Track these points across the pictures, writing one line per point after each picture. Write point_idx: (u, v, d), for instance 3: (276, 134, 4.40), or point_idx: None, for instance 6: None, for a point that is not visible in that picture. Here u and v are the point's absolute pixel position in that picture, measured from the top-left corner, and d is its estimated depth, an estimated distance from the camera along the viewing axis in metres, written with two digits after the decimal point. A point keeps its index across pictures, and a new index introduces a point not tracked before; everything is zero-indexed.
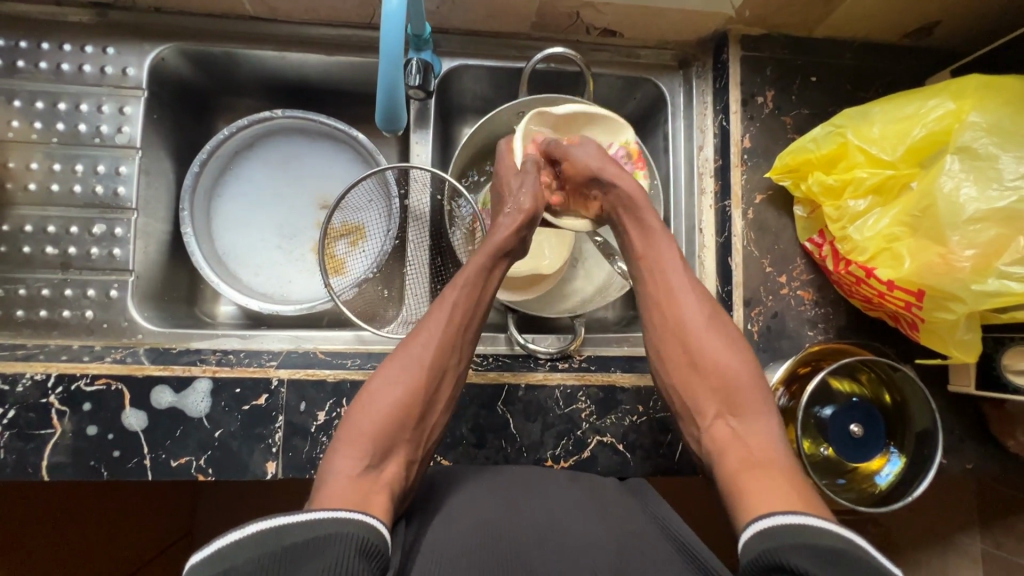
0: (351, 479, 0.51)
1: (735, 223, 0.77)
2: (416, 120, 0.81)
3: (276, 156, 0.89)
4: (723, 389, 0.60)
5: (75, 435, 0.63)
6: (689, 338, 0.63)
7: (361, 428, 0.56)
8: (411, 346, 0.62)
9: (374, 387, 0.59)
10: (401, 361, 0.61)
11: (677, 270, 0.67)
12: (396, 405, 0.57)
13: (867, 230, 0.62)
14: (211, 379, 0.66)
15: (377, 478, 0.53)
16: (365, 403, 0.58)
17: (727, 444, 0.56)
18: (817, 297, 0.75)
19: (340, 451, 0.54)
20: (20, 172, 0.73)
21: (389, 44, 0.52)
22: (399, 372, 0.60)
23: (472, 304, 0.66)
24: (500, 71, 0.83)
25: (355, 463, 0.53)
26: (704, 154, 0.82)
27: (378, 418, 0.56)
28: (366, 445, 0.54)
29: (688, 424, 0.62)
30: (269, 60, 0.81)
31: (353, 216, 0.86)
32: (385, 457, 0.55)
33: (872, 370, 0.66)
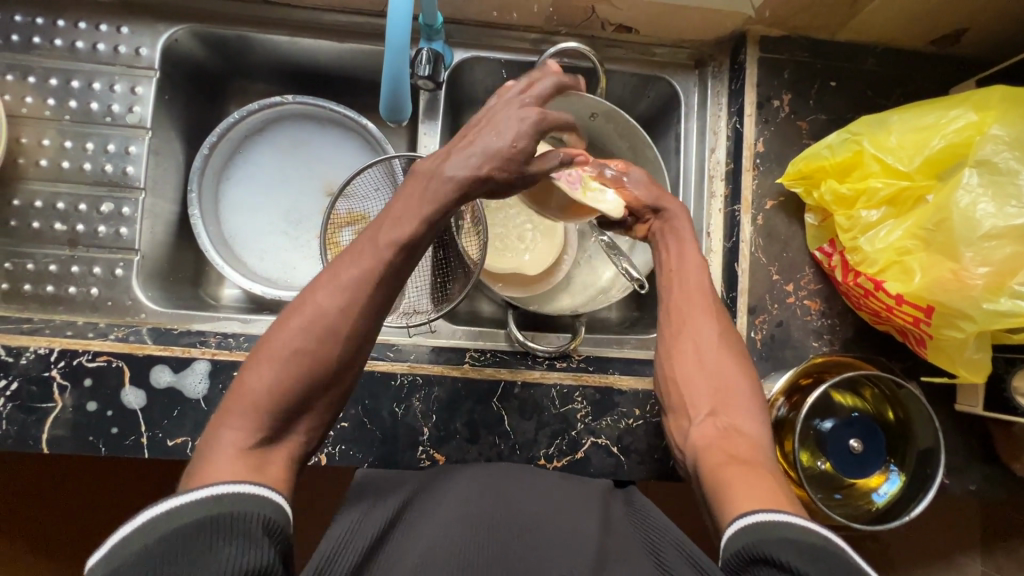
0: (239, 452, 0.46)
1: (744, 228, 0.75)
2: (425, 111, 0.80)
3: (285, 141, 0.89)
4: (717, 394, 0.60)
5: (76, 410, 0.64)
6: (695, 339, 0.64)
7: (250, 394, 0.49)
8: (316, 300, 0.53)
9: (267, 353, 0.51)
10: (305, 319, 0.52)
11: (695, 274, 0.68)
12: (293, 368, 0.50)
13: (878, 241, 0.61)
14: (210, 361, 0.66)
15: (269, 448, 0.48)
16: (257, 364, 0.50)
17: (712, 443, 0.56)
18: (823, 307, 0.74)
19: (225, 420, 0.48)
20: (32, 148, 0.73)
21: (394, 35, 0.50)
22: (301, 329, 0.52)
23: (403, 263, 0.57)
24: (512, 65, 0.82)
25: (247, 432, 0.47)
26: (716, 157, 0.81)
27: (271, 384, 0.49)
28: (263, 411, 0.48)
29: (677, 419, 0.62)
30: (281, 45, 0.81)
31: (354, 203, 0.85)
32: (287, 426, 0.50)
33: (875, 386, 0.65)
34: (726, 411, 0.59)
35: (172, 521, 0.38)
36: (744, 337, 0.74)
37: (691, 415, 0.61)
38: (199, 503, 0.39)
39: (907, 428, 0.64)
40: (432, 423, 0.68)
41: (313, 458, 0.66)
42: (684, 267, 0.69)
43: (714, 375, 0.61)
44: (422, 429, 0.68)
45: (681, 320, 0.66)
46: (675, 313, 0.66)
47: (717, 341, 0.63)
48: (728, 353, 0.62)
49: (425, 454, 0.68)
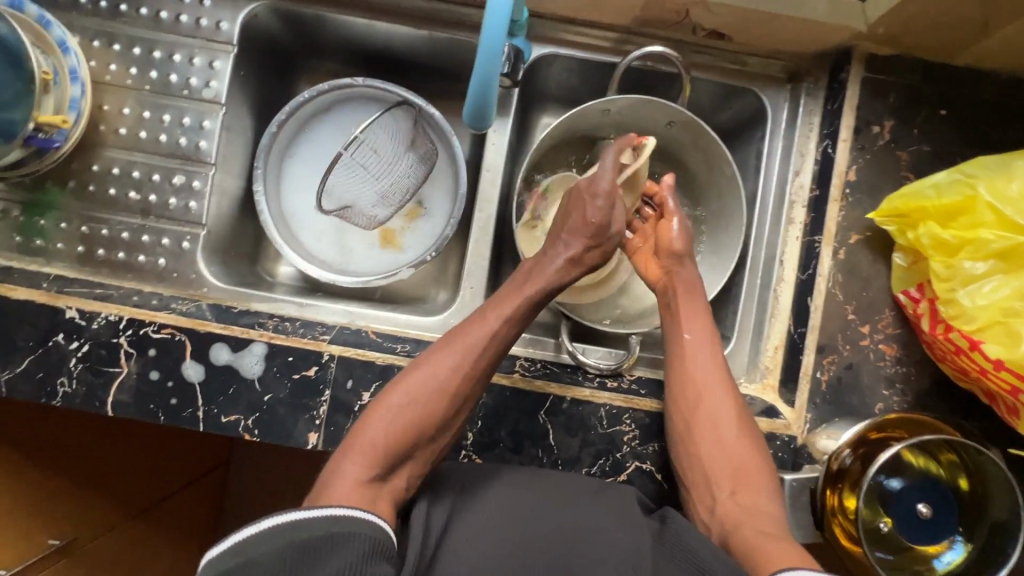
0: (357, 486, 0.52)
1: (823, 261, 0.70)
2: (496, 107, 0.78)
3: (350, 124, 0.88)
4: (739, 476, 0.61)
5: (139, 377, 0.66)
6: (712, 415, 0.64)
7: (373, 438, 0.56)
8: (433, 364, 0.61)
9: (387, 407, 0.58)
10: (421, 380, 0.60)
11: (709, 353, 0.67)
12: (414, 423, 0.57)
13: (980, 297, 0.56)
14: (267, 344, 0.68)
15: (381, 488, 0.54)
16: (382, 412, 0.58)
17: (740, 521, 0.56)
18: (900, 354, 0.69)
19: (348, 457, 0.55)
20: (113, 115, 0.75)
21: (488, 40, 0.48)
22: (422, 389, 0.59)
23: (508, 334, 0.65)
24: (591, 64, 0.78)
25: (363, 471, 0.53)
26: (799, 181, 0.75)
27: (393, 432, 0.56)
28: (376, 455, 0.55)
29: (698, 496, 0.62)
30: (358, 27, 0.80)
31: (366, 164, 0.84)
32: (392, 472, 0.56)
33: (957, 453, 0.60)
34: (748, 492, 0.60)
35: (275, 536, 0.43)
36: (809, 377, 0.70)
37: (713, 495, 0.61)
38: (304, 523, 0.44)
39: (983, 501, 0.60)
40: (476, 429, 0.68)
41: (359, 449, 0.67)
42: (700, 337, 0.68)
43: (737, 455, 0.62)
44: (466, 433, 0.68)
45: (697, 395, 0.65)
46: (690, 386, 0.66)
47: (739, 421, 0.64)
48: (749, 435, 0.63)
49: (467, 458, 0.68)
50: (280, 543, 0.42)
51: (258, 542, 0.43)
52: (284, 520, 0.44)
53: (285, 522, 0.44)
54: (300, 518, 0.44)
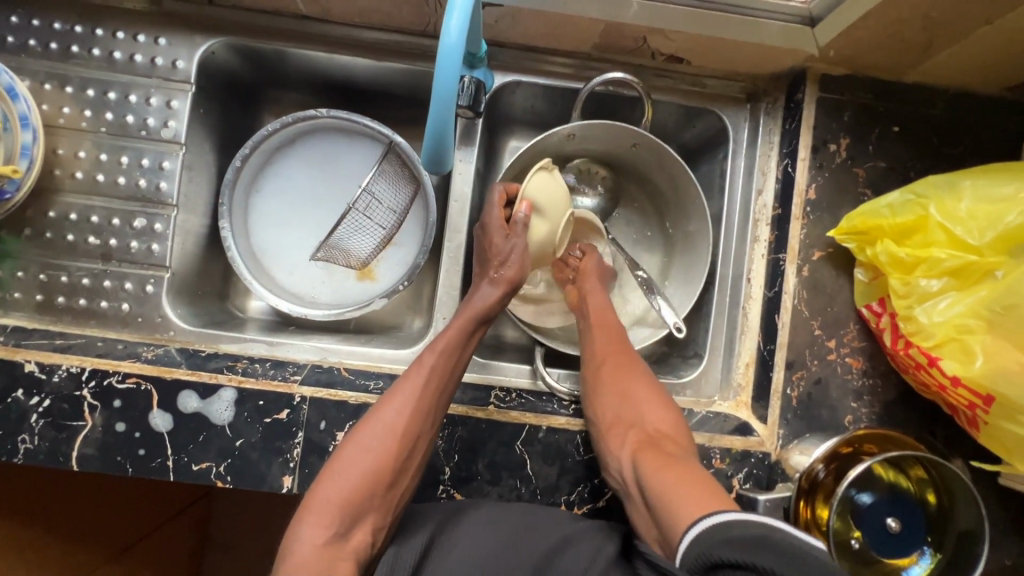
0: (316, 551, 0.52)
1: (788, 278, 0.72)
2: (462, 136, 0.78)
3: (317, 154, 0.88)
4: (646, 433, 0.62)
5: (105, 429, 0.65)
6: (622, 378, 0.68)
7: (328, 497, 0.56)
8: (385, 412, 0.61)
9: (339, 464, 0.58)
10: (371, 430, 0.60)
11: (617, 327, 0.73)
12: (368, 473, 0.57)
13: (936, 314, 0.57)
14: (236, 388, 0.66)
15: (342, 546, 0.54)
16: (335, 470, 0.57)
17: (652, 466, 0.57)
18: (866, 366, 0.71)
19: (305, 520, 0.54)
20: (68, 159, 0.73)
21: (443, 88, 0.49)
22: (372, 438, 0.59)
23: (449, 365, 0.65)
24: (555, 90, 0.78)
25: (320, 533, 0.53)
26: (762, 199, 0.77)
27: (347, 487, 0.56)
28: (334, 513, 0.55)
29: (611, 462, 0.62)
30: (319, 60, 0.79)
31: (371, 213, 0.84)
32: (353, 527, 0.55)
33: (926, 468, 0.61)
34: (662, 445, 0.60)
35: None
36: (780, 393, 0.71)
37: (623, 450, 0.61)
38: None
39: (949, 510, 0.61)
40: (453, 463, 0.68)
41: None
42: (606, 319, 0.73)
43: (646, 414, 0.64)
44: (443, 468, 0.68)
45: (612, 361, 0.69)
46: (603, 356, 0.70)
47: (649, 384, 0.68)
48: (656, 397, 0.66)
49: (445, 492, 0.68)
50: None
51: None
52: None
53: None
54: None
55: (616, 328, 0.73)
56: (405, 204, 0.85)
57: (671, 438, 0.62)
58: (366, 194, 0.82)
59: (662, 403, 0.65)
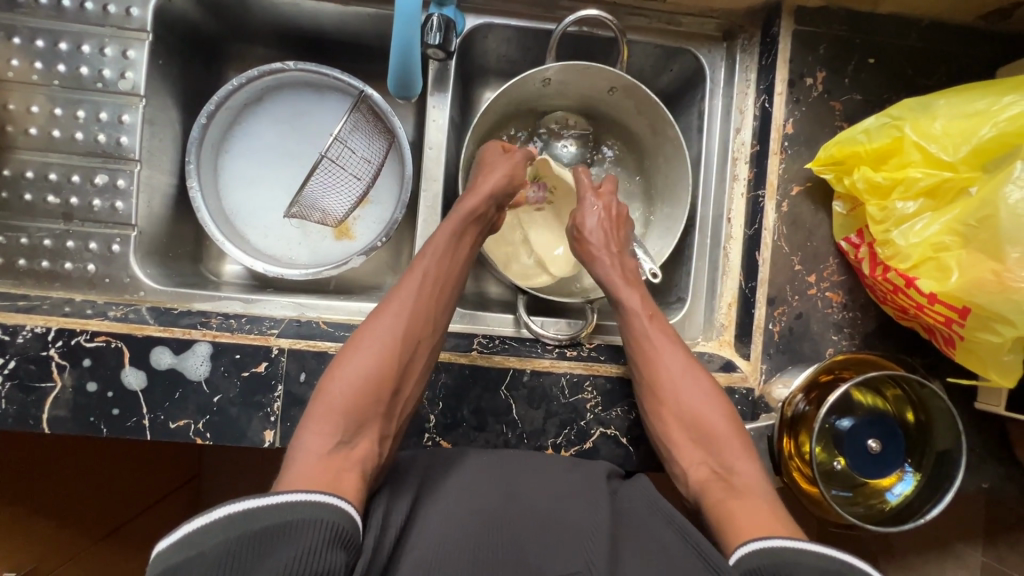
0: (323, 457, 0.50)
1: (767, 215, 0.71)
2: (434, 82, 0.75)
3: (286, 111, 0.85)
4: (703, 436, 0.61)
5: (76, 390, 0.63)
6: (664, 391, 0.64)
7: (331, 404, 0.55)
8: (382, 318, 0.62)
9: (341, 373, 0.57)
10: (373, 333, 0.61)
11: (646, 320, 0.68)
12: (370, 380, 0.57)
13: (912, 235, 0.57)
14: (211, 343, 0.65)
15: (349, 454, 0.52)
16: (336, 378, 0.57)
17: (713, 487, 0.57)
18: (846, 299, 0.71)
19: (309, 428, 0.53)
20: (21, 115, 0.70)
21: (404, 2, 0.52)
22: (372, 342, 0.60)
23: (442, 269, 0.67)
24: (528, 32, 0.76)
25: (325, 441, 0.52)
26: (741, 138, 0.76)
27: (350, 392, 0.56)
28: (338, 419, 0.54)
29: (670, 465, 0.63)
30: (282, 7, 0.76)
31: (344, 163, 0.81)
32: (359, 434, 0.54)
33: (900, 387, 0.63)
34: (719, 454, 0.60)
35: (218, 531, 0.39)
36: (762, 329, 0.71)
37: (682, 464, 0.61)
38: (254, 511, 0.41)
39: (922, 421, 0.63)
40: (438, 410, 0.67)
41: None
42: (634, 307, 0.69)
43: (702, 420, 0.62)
44: (428, 416, 0.67)
45: (651, 352, 0.66)
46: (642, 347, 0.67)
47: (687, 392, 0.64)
48: (705, 389, 0.64)
49: (431, 440, 0.67)
50: (221, 536, 0.39)
51: (197, 538, 0.39)
52: (234, 511, 0.40)
53: (238, 512, 0.40)
54: (253, 506, 0.41)
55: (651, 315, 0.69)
56: (380, 158, 0.83)
57: (727, 437, 0.61)
58: (339, 144, 0.79)
59: (713, 401, 0.63)
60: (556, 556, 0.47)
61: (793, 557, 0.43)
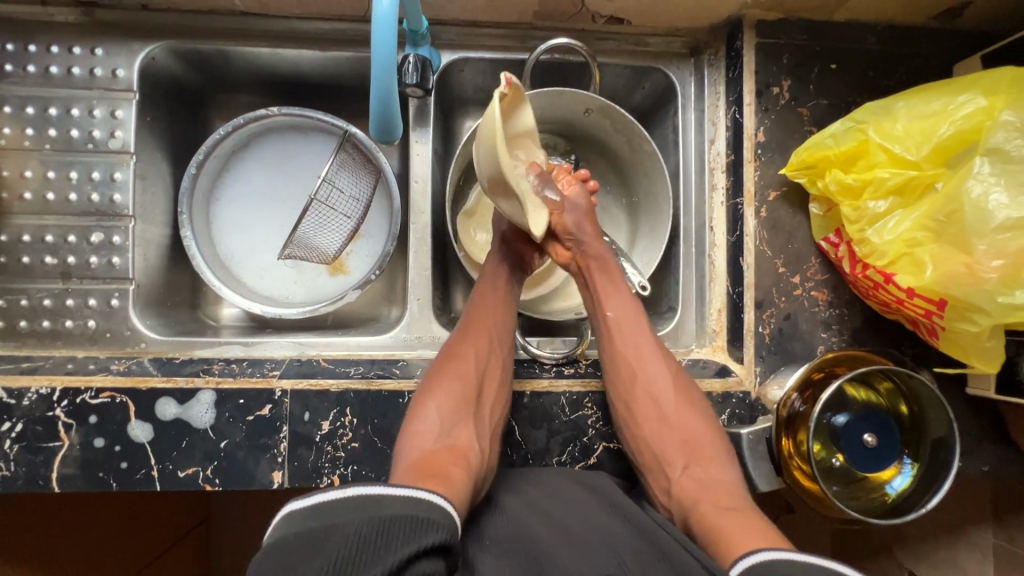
0: (429, 452, 0.56)
1: (747, 221, 0.74)
2: (415, 118, 0.77)
3: (273, 155, 0.87)
4: (684, 440, 0.64)
5: (83, 447, 0.64)
6: (653, 391, 0.66)
7: (427, 408, 0.61)
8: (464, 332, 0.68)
9: (435, 382, 0.64)
10: (457, 344, 0.67)
11: (633, 326, 0.69)
12: (459, 388, 0.63)
13: (886, 233, 0.59)
14: (215, 390, 0.66)
15: (453, 447, 0.58)
16: (430, 386, 0.64)
17: (697, 496, 0.60)
18: (831, 297, 0.73)
19: (412, 426, 0.60)
20: (15, 180, 0.72)
21: (381, 32, 0.49)
22: (458, 353, 0.66)
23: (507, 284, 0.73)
24: (502, 63, 0.79)
25: (429, 437, 0.58)
26: (716, 148, 0.79)
27: (444, 397, 0.62)
28: (438, 420, 0.60)
29: (653, 478, 0.65)
30: (263, 57, 0.79)
31: (332, 202, 0.83)
32: (458, 431, 0.60)
33: (891, 379, 0.64)
34: (700, 463, 0.62)
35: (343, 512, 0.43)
36: (752, 333, 0.73)
37: (666, 470, 0.64)
38: (382, 497, 0.44)
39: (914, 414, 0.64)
40: None
41: (326, 482, 0.66)
42: (621, 312, 0.69)
43: (686, 429, 0.65)
44: None
45: (633, 365, 0.67)
46: (625, 366, 0.68)
47: (674, 393, 0.66)
48: (694, 398, 0.67)
49: None
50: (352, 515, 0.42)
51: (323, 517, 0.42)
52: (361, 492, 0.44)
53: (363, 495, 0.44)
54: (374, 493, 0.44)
55: (640, 319, 0.69)
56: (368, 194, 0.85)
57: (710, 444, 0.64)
58: (327, 184, 0.81)
59: (699, 410, 0.66)
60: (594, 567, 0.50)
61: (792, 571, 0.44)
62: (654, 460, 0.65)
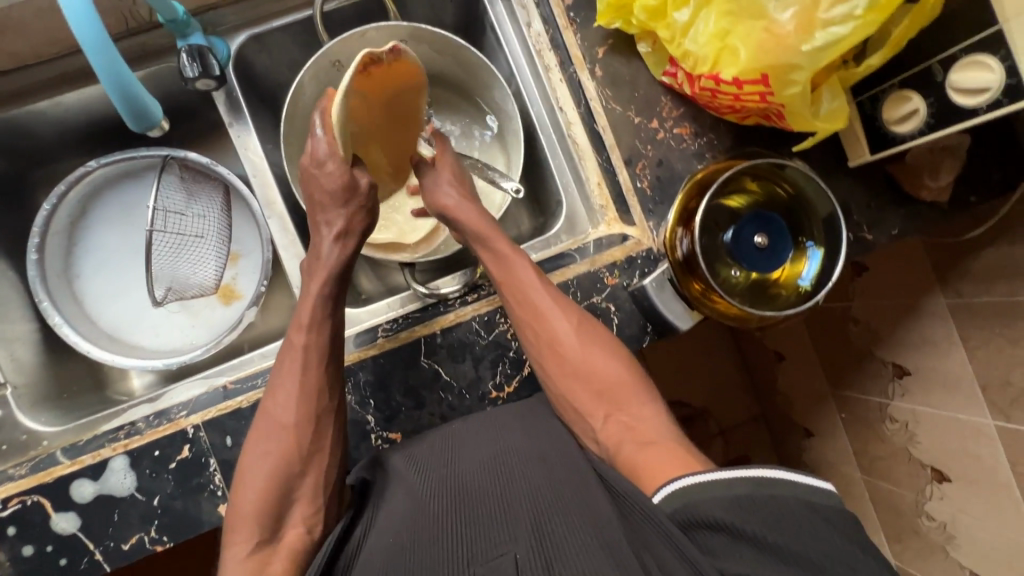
0: (241, 565, 0.55)
1: (586, 86, 0.72)
2: (229, 111, 0.74)
3: (117, 211, 0.83)
4: (599, 385, 0.64)
5: (14, 560, 0.60)
6: (558, 344, 0.65)
7: (243, 509, 0.58)
8: (274, 404, 0.62)
9: (251, 473, 0.60)
10: (268, 431, 0.61)
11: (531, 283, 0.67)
12: (272, 478, 0.59)
13: (700, 36, 0.58)
14: (126, 453, 0.63)
15: (272, 551, 0.57)
16: (245, 480, 0.59)
17: (621, 438, 0.60)
18: (695, 128, 0.72)
19: (228, 539, 0.57)
20: None
21: (82, 31, 0.52)
22: (269, 442, 0.61)
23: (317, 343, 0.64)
24: (293, 26, 0.75)
25: (244, 547, 0.56)
26: (534, 30, 0.77)
27: (258, 494, 0.58)
28: (251, 526, 0.57)
29: (580, 431, 0.64)
30: (49, 112, 0.74)
31: (190, 234, 0.81)
32: (277, 528, 0.58)
33: (754, 174, 0.64)
34: (619, 405, 0.63)
35: None
36: (633, 191, 0.72)
37: (588, 417, 0.64)
38: None
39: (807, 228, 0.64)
40: (372, 407, 0.66)
41: None
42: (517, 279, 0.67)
43: (596, 375, 0.64)
44: (366, 417, 0.66)
45: (538, 324, 0.65)
46: (530, 326, 0.65)
47: (579, 337, 0.65)
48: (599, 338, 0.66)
49: (381, 438, 0.66)
50: None
51: None
52: None
53: None
54: None
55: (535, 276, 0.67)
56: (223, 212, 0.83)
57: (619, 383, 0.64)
58: (160, 213, 0.78)
59: (606, 350, 0.65)
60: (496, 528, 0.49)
61: (706, 492, 0.45)
62: (576, 411, 0.64)
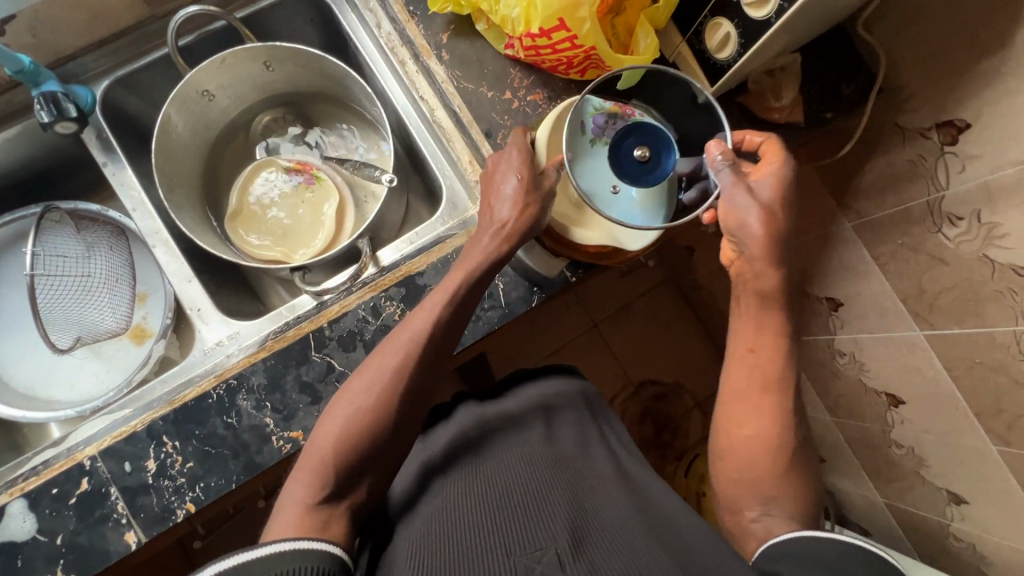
0: (303, 511, 0.49)
1: (436, 71, 0.75)
2: (101, 151, 0.77)
3: (16, 272, 0.85)
4: (753, 469, 0.56)
5: None
6: (745, 391, 0.58)
7: (317, 453, 0.53)
8: (377, 362, 0.58)
9: (340, 409, 0.56)
10: (362, 384, 0.57)
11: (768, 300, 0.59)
12: (342, 441, 0.54)
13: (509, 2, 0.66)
14: (23, 497, 0.62)
15: (332, 511, 0.51)
16: (323, 425, 0.56)
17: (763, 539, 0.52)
18: (548, 93, 0.74)
19: (295, 478, 0.52)
20: None
21: None
22: (363, 393, 0.56)
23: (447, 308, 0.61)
24: (154, 67, 0.79)
25: (310, 492, 0.51)
26: (384, 31, 0.81)
27: (333, 448, 0.53)
28: (327, 471, 0.52)
29: (726, 508, 0.57)
30: None
31: (90, 280, 0.82)
32: (347, 485, 0.53)
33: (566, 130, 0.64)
34: (776, 504, 0.54)
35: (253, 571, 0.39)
36: None
37: (738, 507, 0.56)
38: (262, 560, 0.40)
39: (762, 186, 0.59)
40: (270, 409, 0.66)
41: (179, 512, 0.63)
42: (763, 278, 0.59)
43: (749, 456, 0.56)
44: (265, 420, 0.66)
45: (771, 341, 0.58)
46: (751, 350, 0.59)
47: (757, 390, 0.57)
48: (758, 406, 0.57)
49: (283, 439, 0.66)
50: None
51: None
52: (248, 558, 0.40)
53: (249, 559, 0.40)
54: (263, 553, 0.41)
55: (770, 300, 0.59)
56: (122, 256, 0.84)
57: (777, 461, 0.55)
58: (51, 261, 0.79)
59: (766, 410, 0.57)
60: (519, 520, 0.46)
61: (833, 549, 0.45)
62: (725, 497, 0.57)
